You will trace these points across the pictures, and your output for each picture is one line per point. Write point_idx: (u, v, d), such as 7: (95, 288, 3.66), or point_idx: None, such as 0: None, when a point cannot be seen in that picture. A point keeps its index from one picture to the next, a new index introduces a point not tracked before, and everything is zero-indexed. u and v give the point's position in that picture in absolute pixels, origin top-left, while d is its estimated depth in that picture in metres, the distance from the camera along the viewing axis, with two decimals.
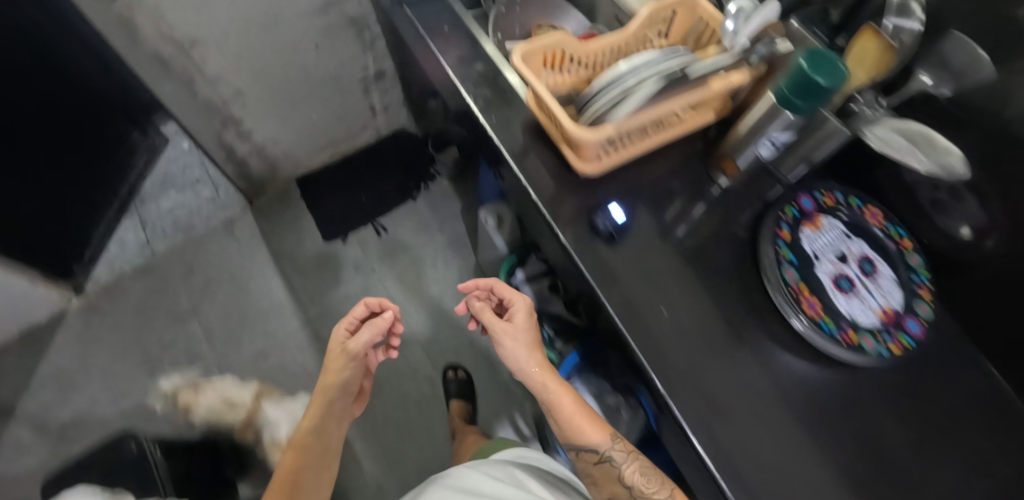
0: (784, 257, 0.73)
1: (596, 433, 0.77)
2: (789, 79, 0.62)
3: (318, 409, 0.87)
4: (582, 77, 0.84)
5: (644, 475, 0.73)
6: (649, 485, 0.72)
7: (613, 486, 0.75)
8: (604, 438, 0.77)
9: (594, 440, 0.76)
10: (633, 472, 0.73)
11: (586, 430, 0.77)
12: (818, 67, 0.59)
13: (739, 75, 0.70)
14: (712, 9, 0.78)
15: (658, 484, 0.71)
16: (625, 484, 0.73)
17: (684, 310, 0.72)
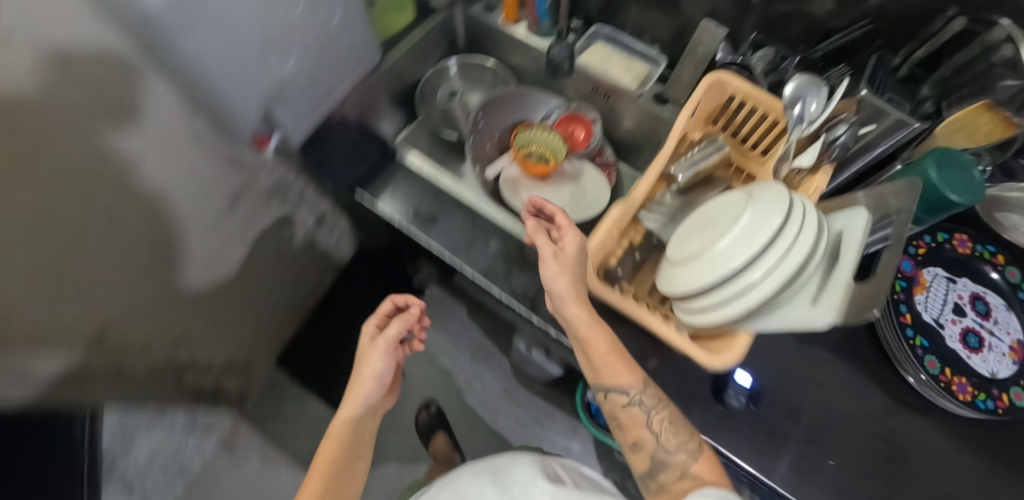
0: (919, 347, 0.66)
1: (625, 378, 0.57)
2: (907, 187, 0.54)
3: (340, 427, 0.63)
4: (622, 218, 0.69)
5: (673, 430, 0.56)
6: (675, 436, 0.55)
7: (635, 428, 0.58)
8: (635, 384, 0.57)
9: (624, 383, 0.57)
10: (664, 429, 0.56)
11: (609, 371, 0.58)
12: (948, 179, 0.50)
13: (826, 177, 0.59)
14: (748, 87, 0.65)
15: (688, 438, 0.55)
16: (653, 430, 0.56)
17: (840, 456, 0.64)
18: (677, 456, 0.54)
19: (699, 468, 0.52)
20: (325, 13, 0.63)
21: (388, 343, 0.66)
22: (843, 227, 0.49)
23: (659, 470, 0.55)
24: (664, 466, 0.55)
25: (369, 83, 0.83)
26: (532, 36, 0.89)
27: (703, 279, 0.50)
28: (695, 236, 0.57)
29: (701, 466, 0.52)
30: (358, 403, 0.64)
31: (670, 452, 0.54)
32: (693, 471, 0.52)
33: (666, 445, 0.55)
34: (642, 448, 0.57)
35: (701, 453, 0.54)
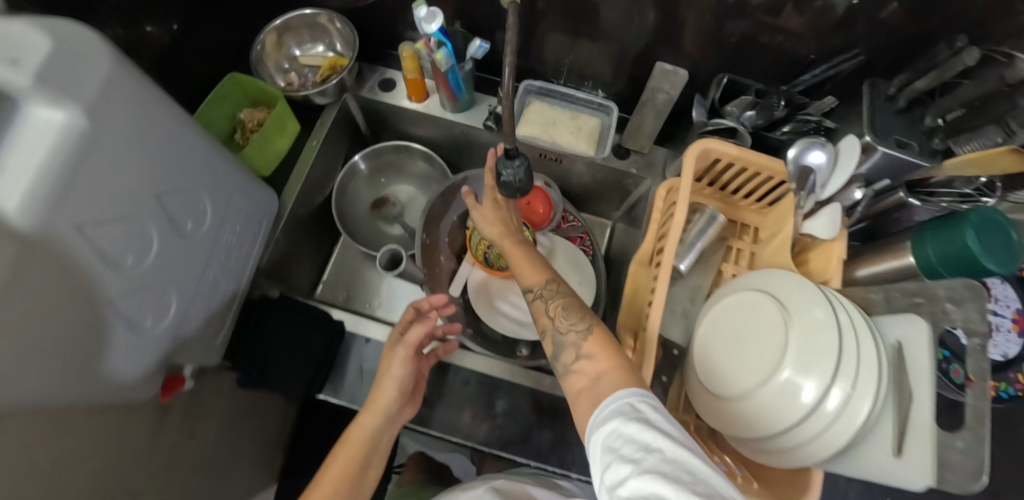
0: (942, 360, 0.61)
1: (534, 275, 0.51)
2: (937, 247, 0.49)
3: (350, 444, 0.49)
4: (635, 331, 0.60)
5: (568, 316, 0.46)
6: (567, 318, 0.45)
7: (543, 318, 0.48)
8: (540, 282, 0.50)
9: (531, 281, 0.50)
10: (559, 314, 0.46)
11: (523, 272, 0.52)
12: (988, 243, 0.45)
13: (844, 243, 0.51)
14: (737, 151, 0.56)
15: (580, 321, 0.45)
16: (551, 317, 0.47)
17: None
18: (571, 335, 0.44)
19: (590, 347, 0.42)
20: (192, 220, 0.46)
21: (409, 352, 0.54)
22: (900, 339, 0.44)
23: (560, 353, 0.45)
24: (563, 349, 0.44)
25: (277, 236, 0.65)
26: (450, 112, 0.72)
27: (774, 419, 0.45)
28: (734, 352, 0.51)
29: (592, 344, 0.42)
30: (371, 423, 0.51)
31: (564, 332, 0.45)
32: (586, 353, 0.42)
33: (560, 327, 0.45)
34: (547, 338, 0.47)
35: (592, 333, 0.43)
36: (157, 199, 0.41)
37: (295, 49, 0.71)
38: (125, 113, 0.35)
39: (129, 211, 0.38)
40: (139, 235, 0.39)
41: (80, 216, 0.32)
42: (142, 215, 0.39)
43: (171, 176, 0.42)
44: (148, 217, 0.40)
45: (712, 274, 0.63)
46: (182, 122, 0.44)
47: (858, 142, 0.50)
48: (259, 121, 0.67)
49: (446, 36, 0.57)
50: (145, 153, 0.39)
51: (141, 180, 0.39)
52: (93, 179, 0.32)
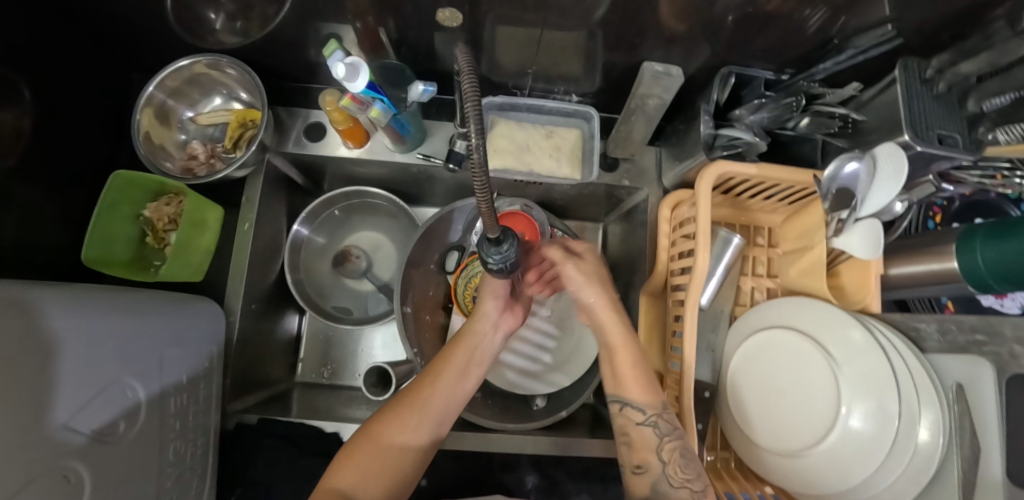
0: None
1: (645, 396, 0.44)
2: (984, 254, 0.43)
3: (471, 348, 0.48)
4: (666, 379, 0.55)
5: (686, 464, 0.41)
6: (683, 468, 0.41)
7: (642, 449, 0.43)
8: (656, 408, 0.44)
9: (638, 398, 0.44)
10: (674, 460, 0.41)
11: (629, 381, 0.45)
12: None
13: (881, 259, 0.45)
14: (758, 170, 0.48)
15: (699, 477, 0.41)
16: (661, 456, 0.42)
17: None
18: (685, 492, 0.40)
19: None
20: (124, 418, 0.37)
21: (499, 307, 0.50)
22: (961, 380, 0.41)
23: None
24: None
25: (237, 348, 0.56)
26: (400, 152, 0.60)
27: (847, 467, 0.42)
28: (778, 395, 0.48)
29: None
30: (492, 335, 0.50)
31: (676, 485, 0.40)
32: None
33: (671, 477, 0.41)
34: (647, 476, 0.42)
35: (710, 499, 0.40)
36: (68, 431, 0.32)
37: (187, 112, 0.57)
38: None
39: (43, 464, 0.30)
40: (64, 479, 0.31)
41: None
42: (61, 454, 0.31)
43: (77, 389, 0.34)
44: (70, 452, 0.32)
45: (732, 291, 0.58)
46: (50, 319, 0.33)
47: (897, 150, 0.41)
48: (171, 217, 0.55)
49: (379, 89, 0.45)
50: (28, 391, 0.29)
51: (37, 421, 0.30)
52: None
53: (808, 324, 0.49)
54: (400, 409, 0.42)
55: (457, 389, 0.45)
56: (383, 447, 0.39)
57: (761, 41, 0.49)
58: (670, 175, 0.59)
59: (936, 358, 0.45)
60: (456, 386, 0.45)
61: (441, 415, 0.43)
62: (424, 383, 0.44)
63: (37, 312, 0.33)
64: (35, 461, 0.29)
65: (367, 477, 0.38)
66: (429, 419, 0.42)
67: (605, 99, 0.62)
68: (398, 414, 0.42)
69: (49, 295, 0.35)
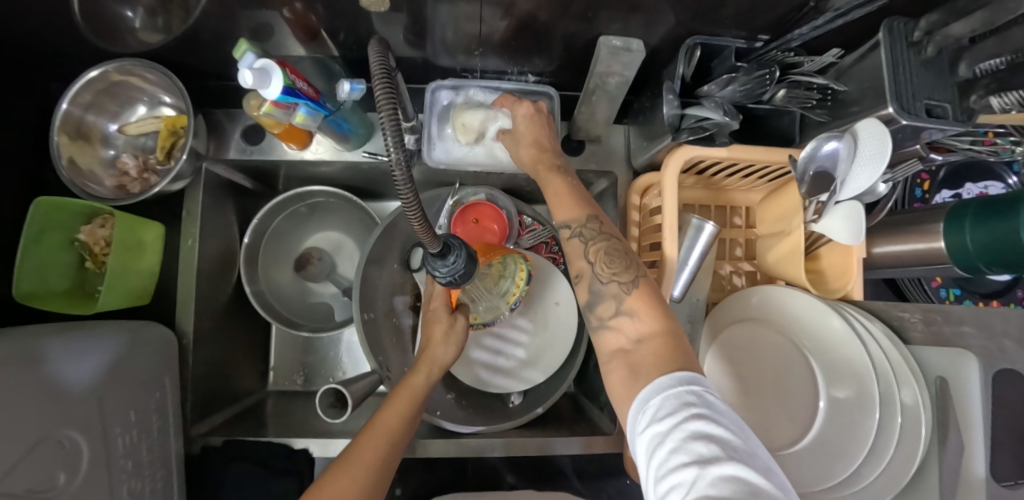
0: (956, 301, 0.57)
1: (573, 213, 0.43)
2: (977, 236, 0.41)
3: (408, 393, 0.45)
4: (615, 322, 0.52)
5: (611, 262, 0.39)
6: (608, 265, 0.39)
7: (577, 261, 0.42)
8: (579, 219, 0.42)
9: (566, 216, 0.43)
10: (600, 259, 0.40)
11: (557, 204, 0.44)
12: None
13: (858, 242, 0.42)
14: (730, 152, 0.44)
15: (626, 269, 0.38)
16: (589, 260, 0.40)
17: None
18: (613, 285, 0.38)
19: (631, 302, 0.36)
20: (64, 469, 0.36)
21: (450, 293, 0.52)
22: (943, 374, 0.40)
23: (596, 301, 0.39)
24: (600, 298, 0.38)
25: (195, 369, 0.54)
26: (347, 151, 0.55)
27: (829, 455, 0.41)
28: (754, 387, 0.47)
29: (635, 299, 0.37)
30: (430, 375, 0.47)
31: (604, 280, 0.39)
32: (627, 308, 0.36)
33: (600, 274, 0.39)
34: (580, 281, 0.40)
35: (638, 287, 0.37)
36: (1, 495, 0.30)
37: (112, 125, 0.52)
38: None
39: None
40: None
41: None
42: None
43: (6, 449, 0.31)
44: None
45: (709, 280, 0.53)
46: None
47: (883, 125, 0.37)
48: (106, 241, 0.51)
49: (303, 93, 0.41)
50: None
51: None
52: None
53: (786, 312, 0.47)
54: (339, 472, 0.38)
55: (394, 443, 0.42)
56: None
57: (732, 6, 0.43)
58: (638, 156, 0.54)
59: (918, 349, 0.42)
60: (393, 438, 0.42)
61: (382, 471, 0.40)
62: (358, 444, 0.41)
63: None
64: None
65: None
66: (368, 476, 0.39)
67: (565, 75, 0.56)
68: (333, 477, 0.38)
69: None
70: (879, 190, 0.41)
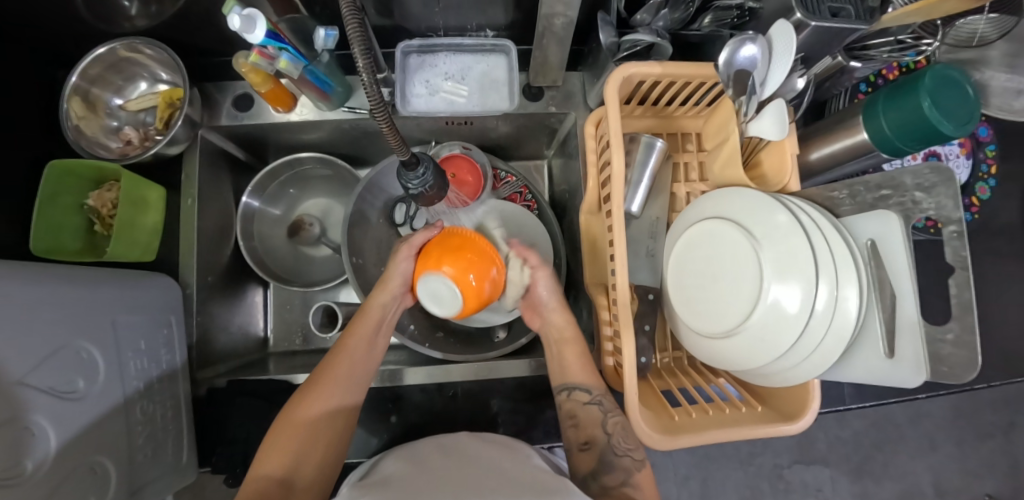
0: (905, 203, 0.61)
1: (592, 380, 0.51)
2: (892, 120, 0.45)
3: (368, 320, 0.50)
4: (606, 345, 0.55)
5: (625, 435, 0.48)
6: (626, 439, 0.48)
7: (588, 427, 0.49)
8: (598, 389, 0.51)
9: (580, 381, 0.50)
10: (617, 431, 0.48)
11: (574, 369, 0.51)
12: (944, 110, 0.40)
13: (777, 128, 0.45)
14: (662, 68, 0.48)
15: (636, 446, 0.48)
16: (605, 430, 0.48)
17: None
18: (627, 459, 0.47)
19: (642, 479, 0.46)
20: (82, 378, 0.41)
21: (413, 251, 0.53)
22: (873, 237, 0.45)
23: (605, 471, 0.46)
24: (610, 467, 0.46)
25: (198, 320, 0.58)
26: (329, 110, 0.60)
27: (779, 331, 0.45)
28: (713, 283, 0.50)
29: (642, 475, 0.46)
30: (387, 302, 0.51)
31: (619, 453, 0.47)
32: (636, 483, 0.45)
33: (616, 447, 0.47)
34: (592, 450, 0.48)
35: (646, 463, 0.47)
36: (27, 385, 0.35)
37: (116, 99, 0.58)
38: None
39: (10, 415, 0.33)
40: (29, 431, 0.34)
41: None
42: (25, 409, 0.34)
43: (30, 350, 0.36)
44: (33, 406, 0.35)
45: (666, 199, 0.59)
46: (13, 286, 0.36)
47: (790, 26, 0.43)
48: (113, 203, 0.56)
49: (281, 38, 0.47)
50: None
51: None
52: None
53: (739, 211, 0.50)
54: (313, 389, 0.44)
55: (358, 364, 0.48)
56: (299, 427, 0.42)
57: None
58: (591, 93, 0.59)
59: (850, 219, 0.47)
60: (359, 360, 0.48)
61: (349, 387, 0.46)
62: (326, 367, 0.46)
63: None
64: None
65: (290, 457, 0.40)
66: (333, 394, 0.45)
67: (521, 29, 0.61)
68: (302, 399, 0.44)
69: (12, 266, 0.38)
70: (797, 85, 0.47)
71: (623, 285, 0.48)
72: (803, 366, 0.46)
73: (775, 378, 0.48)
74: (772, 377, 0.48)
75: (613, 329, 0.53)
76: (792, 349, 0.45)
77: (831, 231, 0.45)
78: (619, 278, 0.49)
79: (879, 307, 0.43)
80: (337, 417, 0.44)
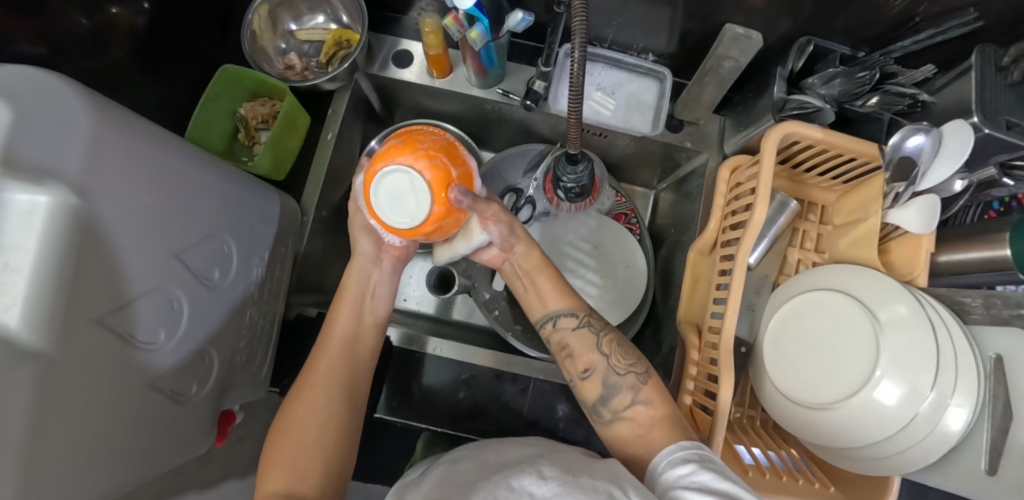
0: None
1: (568, 304, 0.48)
2: None
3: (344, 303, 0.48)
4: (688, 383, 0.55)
5: (624, 353, 0.45)
6: (624, 356, 0.45)
7: (584, 354, 0.46)
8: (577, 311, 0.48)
9: (562, 307, 0.48)
10: (614, 351, 0.45)
11: (549, 297, 0.49)
12: None
13: (921, 226, 0.46)
14: (824, 135, 0.49)
15: (637, 361, 0.45)
16: (601, 351, 0.45)
17: None
18: (629, 377, 0.44)
19: (649, 395, 0.43)
20: (219, 268, 0.43)
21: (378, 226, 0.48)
22: (1001, 352, 0.44)
23: (612, 394, 0.44)
24: (615, 390, 0.44)
25: (305, 247, 0.60)
26: (478, 87, 0.62)
27: (881, 419, 0.44)
28: (813, 352, 0.50)
29: (649, 389, 0.43)
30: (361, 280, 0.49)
31: (621, 372, 0.44)
32: (643, 398, 0.42)
33: (615, 366, 0.44)
34: (593, 376, 0.45)
35: (651, 378, 0.44)
36: (180, 260, 0.38)
37: (291, 25, 0.61)
38: (133, 180, 0.31)
39: (158, 284, 0.36)
40: (170, 304, 0.37)
41: (97, 310, 0.29)
42: (169, 284, 0.36)
43: (184, 230, 0.38)
44: (176, 282, 0.37)
45: (778, 259, 0.59)
46: (191, 168, 0.39)
47: (969, 126, 0.42)
48: (263, 117, 0.58)
49: (480, 10, 0.48)
50: (161, 214, 0.35)
51: (157, 245, 0.35)
52: (87, 268, 0.28)
53: (858, 289, 0.50)
54: (295, 399, 0.43)
55: (341, 356, 0.45)
56: (290, 442, 0.40)
57: (845, 19, 0.50)
58: (731, 140, 0.60)
59: (979, 330, 0.47)
60: (340, 361, 0.45)
61: (338, 379, 0.44)
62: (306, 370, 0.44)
63: (178, 148, 0.38)
64: (149, 278, 0.34)
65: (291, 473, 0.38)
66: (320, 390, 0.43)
67: (678, 62, 0.63)
68: (293, 405, 0.42)
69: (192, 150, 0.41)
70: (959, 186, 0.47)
71: (732, 328, 0.48)
72: (894, 462, 0.45)
73: (858, 464, 0.47)
74: (857, 462, 0.47)
75: (700, 369, 0.53)
76: (890, 441, 0.44)
77: (960, 336, 0.45)
78: (728, 322, 0.49)
79: (991, 423, 0.43)
80: (335, 414, 0.42)
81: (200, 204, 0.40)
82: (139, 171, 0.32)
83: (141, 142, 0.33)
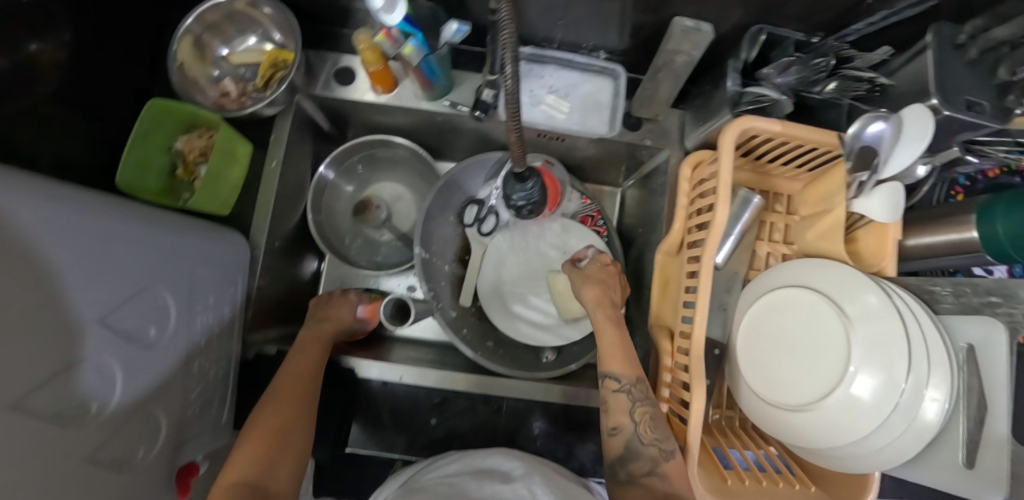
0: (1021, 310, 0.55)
1: (625, 368, 0.49)
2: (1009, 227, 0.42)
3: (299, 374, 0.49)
4: (663, 393, 0.53)
5: (654, 425, 0.45)
6: (653, 428, 0.45)
7: (617, 413, 0.47)
8: (627, 376, 0.49)
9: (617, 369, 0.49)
10: (645, 420, 0.46)
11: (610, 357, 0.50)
12: None
13: (886, 214, 0.45)
14: (782, 127, 0.47)
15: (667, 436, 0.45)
16: (632, 417, 0.46)
17: None
18: (653, 448, 0.44)
19: (671, 470, 0.43)
20: (155, 325, 0.40)
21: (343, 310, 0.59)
22: (972, 342, 0.44)
23: (631, 458, 0.45)
24: (636, 456, 0.44)
25: (259, 283, 0.57)
26: (427, 100, 0.59)
27: (861, 418, 0.43)
28: (786, 351, 0.49)
29: (672, 464, 0.43)
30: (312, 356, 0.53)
31: (646, 442, 0.44)
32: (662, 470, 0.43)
33: (642, 435, 0.45)
34: (620, 435, 0.46)
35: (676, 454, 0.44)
36: (103, 326, 0.34)
37: (222, 49, 0.58)
38: (43, 248, 0.29)
39: (83, 355, 0.32)
40: (100, 372, 0.34)
41: (19, 392, 0.26)
42: (93, 352, 0.33)
43: (113, 290, 0.35)
44: (101, 350, 0.34)
45: (747, 255, 0.58)
46: (109, 224, 0.36)
47: (926, 109, 0.40)
48: (200, 150, 0.55)
49: (412, 25, 0.46)
50: (79, 279, 0.32)
51: (79, 312, 0.32)
52: (17, 346, 0.25)
53: (824, 283, 0.49)
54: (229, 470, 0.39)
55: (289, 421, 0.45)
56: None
57: (798, 4, 0.47)
58: (692, 135, 0.58)
59: (949, 319, 0.46)
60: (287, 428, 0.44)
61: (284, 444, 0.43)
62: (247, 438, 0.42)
63: (91, 205, 0.35)
64: (73, 350, 0.31)
65: None
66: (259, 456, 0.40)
67: (633, 57, 0.61)
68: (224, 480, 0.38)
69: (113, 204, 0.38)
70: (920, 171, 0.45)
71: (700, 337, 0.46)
72: (874, 460, 0.44)
73: (838, 463, 0.47)
74: (837, 461, 0.46)
75: (673, 377, 0.52)
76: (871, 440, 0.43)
77: (930, 327, 0.44)
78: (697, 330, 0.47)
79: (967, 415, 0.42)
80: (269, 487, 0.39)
81: (123, 261, 0.37)
82: (56, 235, 0.30)
83: (49, 205, 0.30)
